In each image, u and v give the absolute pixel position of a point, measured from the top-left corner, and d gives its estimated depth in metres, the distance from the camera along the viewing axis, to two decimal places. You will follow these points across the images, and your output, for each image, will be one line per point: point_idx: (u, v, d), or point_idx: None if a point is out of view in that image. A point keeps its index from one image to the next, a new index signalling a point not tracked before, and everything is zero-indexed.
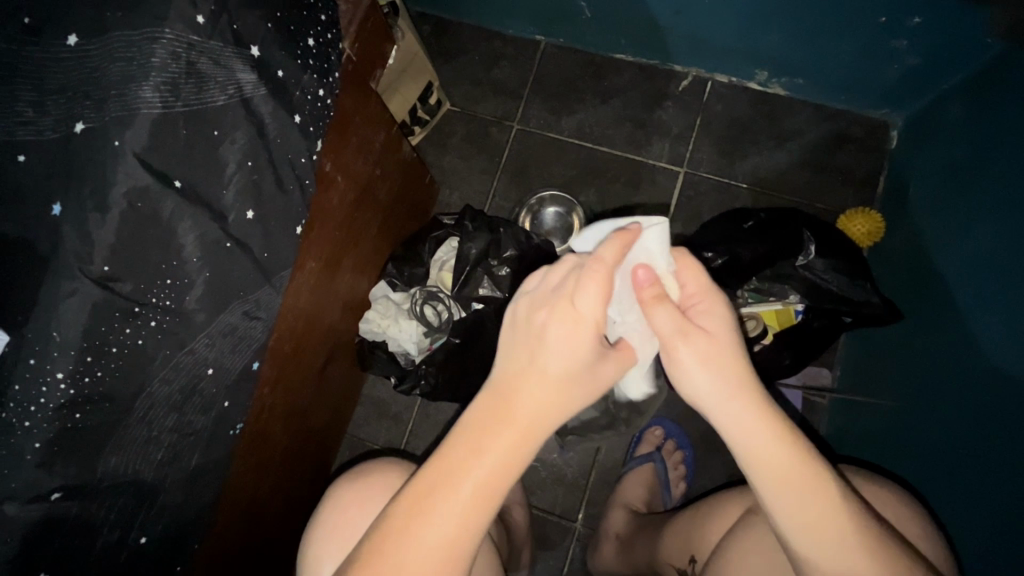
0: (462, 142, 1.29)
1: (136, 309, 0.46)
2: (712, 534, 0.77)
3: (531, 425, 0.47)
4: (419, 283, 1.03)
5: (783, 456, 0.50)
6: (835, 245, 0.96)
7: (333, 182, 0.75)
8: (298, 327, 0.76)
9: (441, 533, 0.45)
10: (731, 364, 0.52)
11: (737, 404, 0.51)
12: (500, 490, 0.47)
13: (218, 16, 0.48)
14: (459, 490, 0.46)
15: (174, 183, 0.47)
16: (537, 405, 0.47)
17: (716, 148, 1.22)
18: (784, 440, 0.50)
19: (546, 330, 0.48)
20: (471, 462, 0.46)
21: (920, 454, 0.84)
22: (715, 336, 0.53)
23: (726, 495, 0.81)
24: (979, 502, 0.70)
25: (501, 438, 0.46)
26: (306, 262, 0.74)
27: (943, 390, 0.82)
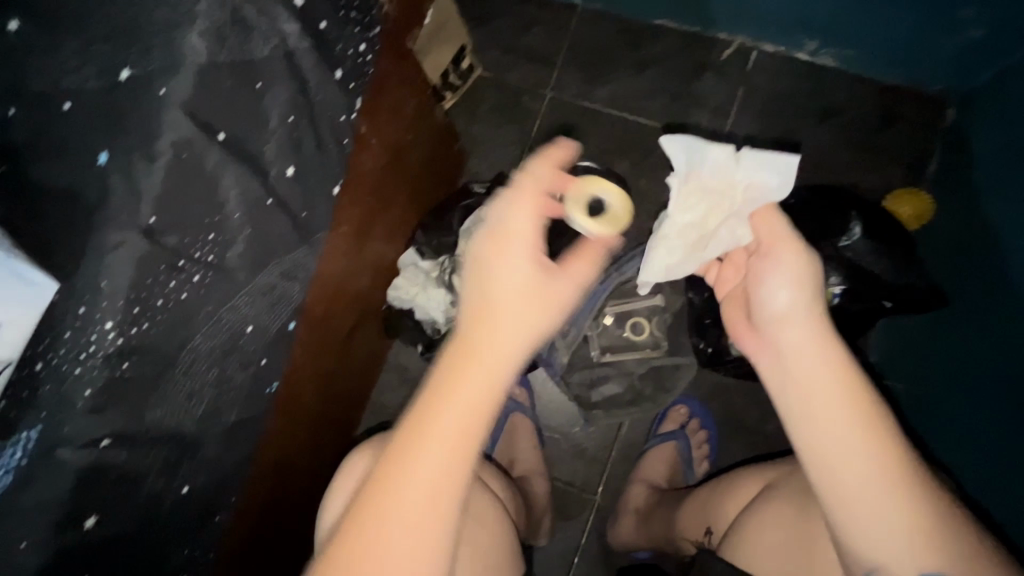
0: (492, 110, 1.25)
1: (181, 263, 0.46)
2: (729, 508, 0.78)
3: (507, 351, 0.51)
4: (446, 253, 1.02)
5: (848, 388, 0.56)
6: (884, 226, 0.94)
7: (367, 144, 0.73)
8: (329, 290, 0.76)
9: (437, 458, 0.48)
10: (813, 299, 0.61)
11: (809, 331, 0.59)
12: (480, 421, 0.50)
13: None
14: (444, 418, 0.49)
15: (219, 135, 0.46)
16: (509, 331, 0.51)
17: (757, 122, 1.17)
18: (849, 379, 0.57)
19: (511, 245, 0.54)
20: (448, 387, 0.49)
21: (964, 446, 0.82)
22: (806, 266, 0.62)
23: (748, 470, 0.81)
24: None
25: (478, 372, 0.50)
26: (339, 226, 0.73)
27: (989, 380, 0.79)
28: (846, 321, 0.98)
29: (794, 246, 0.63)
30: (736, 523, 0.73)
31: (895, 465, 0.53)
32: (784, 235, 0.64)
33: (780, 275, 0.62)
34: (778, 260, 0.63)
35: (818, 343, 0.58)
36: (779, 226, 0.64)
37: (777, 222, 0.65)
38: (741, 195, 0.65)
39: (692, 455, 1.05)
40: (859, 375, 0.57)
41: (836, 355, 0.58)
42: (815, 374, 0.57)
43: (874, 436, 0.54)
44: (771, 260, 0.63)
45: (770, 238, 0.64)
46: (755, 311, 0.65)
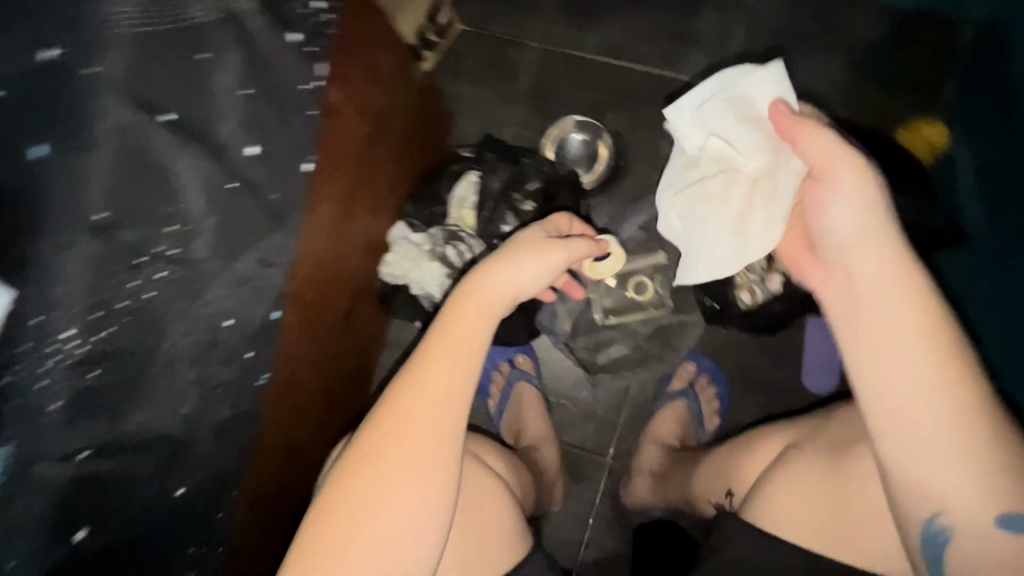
0: (476, 66, 1.18)
1: (141, 259, 0.44)
2: (750, 472, 0.76)
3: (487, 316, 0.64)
4: (438, 224, 0.99)
5: (899, 304, 0.54)
6: (894, 164, 0.89)
7: (342, 114, 0.69)
8: (317, 270, 0.74)
9: (431, 393, 0.59)
10: (886, 219, 0.57)
11: (885, 254, 0.56)
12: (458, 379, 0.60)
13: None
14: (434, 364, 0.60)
15: (162, 115, 0.43)
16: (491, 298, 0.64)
17: (759, 59, 1.09)
18: (911, 294, 0.54)
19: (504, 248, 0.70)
20: (444, 333, 0.62)
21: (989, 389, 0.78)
22: (874, 186, 0.57)
23: (771, 432, 0.79)
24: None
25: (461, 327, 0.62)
26: (320, 205, 0.70)
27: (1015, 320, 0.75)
28: None
29: (858, 166, 0.58)
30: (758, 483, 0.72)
31: (970, 399, 0.51)
32: (857, 156, 0.58)
33: (826, 198, 0.59)
34: (840, 185, 0.58)
35: (905, 274, 0.55)
36: (818, 150, 0.60)
37: (806, 146, 0.61)
38: (756, 112, 0.69)
39: (703, 412, 1.03)
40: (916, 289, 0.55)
41: (910, 272, 0.55)
42: (878, 305, 0.55)
43: (937, 354, 0.52)
44: (838, 186, 0.58)
45: (825, 158, 0.59)
46: (817, 247, 0.62)
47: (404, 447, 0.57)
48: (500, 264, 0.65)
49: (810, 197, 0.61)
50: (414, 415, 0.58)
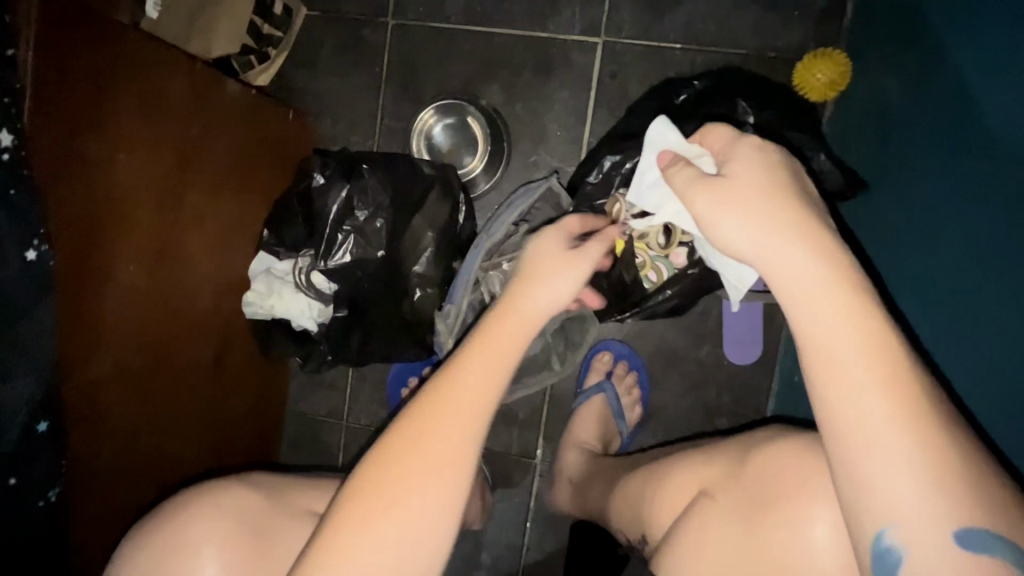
0: (332, 56, 1.04)
1: None
2: (663, 516, 0.68)
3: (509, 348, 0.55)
4: (302, 247, 0.87)
5: (815, 259, 0.45)
6: (783, 110, 0.78)
7: (88, 167, 0.58)
8: (122, 344, 0.66)
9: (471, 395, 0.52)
10: (767, 172, 0.50)
11: (782, 206, 0.47)
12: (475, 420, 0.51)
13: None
14: (476, 365, 0.53)
15: None
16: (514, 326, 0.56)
17: (638, 2, 0.96)
18: (818, 243, 0.45)
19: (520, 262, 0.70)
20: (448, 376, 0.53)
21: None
22: (760, 152, 0.51)
23: (680, 467, 0.69)
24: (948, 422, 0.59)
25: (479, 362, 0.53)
26: (92, 276, 0.61)
27: (909, 283, 0.67)
28: None
29: (748, 141, 0.53)
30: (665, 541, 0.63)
31: (907, 385, 0.41)
32: (732, 136, 0.54)
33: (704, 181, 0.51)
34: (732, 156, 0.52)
35: (811, 254, 0.45)
36: (684, 175, 0.53)
37: (678, 167, 0.54)
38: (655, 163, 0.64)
39: (624, 404, 0.97)
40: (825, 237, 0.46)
41: (811, 219, 0.47)
42: (798, 297, 0.45)
43: (855, 312, 0.43)
44: (729, 162, 0.52)
45: (723, 146, 0.54)
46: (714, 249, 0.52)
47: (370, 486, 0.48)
48: (527, 282, 0.59)
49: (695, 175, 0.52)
50: (457, 422, 0.50)
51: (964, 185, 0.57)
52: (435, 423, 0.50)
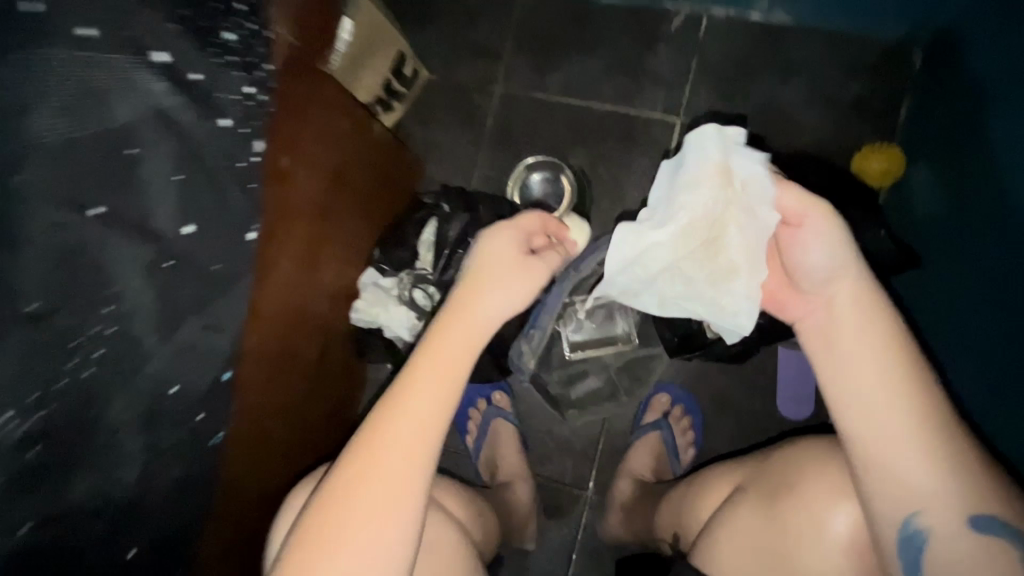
0: (444, 112, 1.22)
1: (73, 345, 0.45)
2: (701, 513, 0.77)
3: (450, 372, 0.58)
4: (407, 267, 1.00)
5: (871, 339, 0.56)
6: (842, 193, 0.89)
7: (291, 177, 0.72)
8: (272, 329, 0.76)
9: (455, 325, 0.60)
10: (854, 260, 0.57)
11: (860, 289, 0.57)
12: (417, 441, 0.55)
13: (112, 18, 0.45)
14: (417, 384, 0.57)
15: (93, 211, 0.44)
16: (452, 355, 0.58)
17: (714, 91, 1.12)
18: (873, 334, 0.56)
19: (489, 246, 0.64)
20: (402, 393, 0.57)
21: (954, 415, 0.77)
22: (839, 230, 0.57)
23: (713, 474, 0.79)
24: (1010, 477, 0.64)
25: (428, 385, 0.57)
26: (271, 265, 0.73)
27: (973, 347, 0.75)
28: None
29: (824, 212, 0.57)
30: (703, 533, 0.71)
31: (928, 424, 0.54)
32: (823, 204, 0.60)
33: (811, 211, 0.57)
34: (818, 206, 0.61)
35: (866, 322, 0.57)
36: (788, 197, 0.58)
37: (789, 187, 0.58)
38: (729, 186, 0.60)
39: (679, 444, 1.03)
40: (876, 317, 0.57)
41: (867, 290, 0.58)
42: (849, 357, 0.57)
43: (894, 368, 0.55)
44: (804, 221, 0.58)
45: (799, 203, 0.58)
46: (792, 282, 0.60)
47: (349, 471, 0.54)
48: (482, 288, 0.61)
49: (793, 209, 0.58)
50: (396, 458, 0.54)
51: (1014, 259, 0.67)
52: (411, 406, 0.56)
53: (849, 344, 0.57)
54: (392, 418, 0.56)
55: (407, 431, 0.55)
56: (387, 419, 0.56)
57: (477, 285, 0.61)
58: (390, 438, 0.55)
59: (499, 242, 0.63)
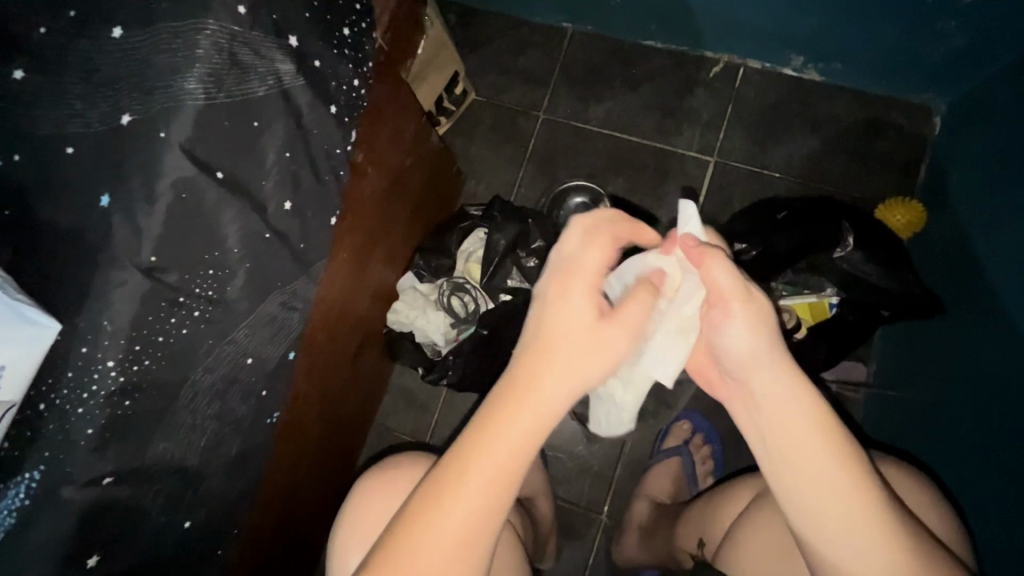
0: (488, 132, 1.27)
1: (181, 299, 0.47)
2: (724, 521, 0.73)
3: (548, 410, 0.48)
4: (445, 274, 1.02)
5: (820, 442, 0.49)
6: (876, 236, 0.93)
7: (365, 172, 0.73)
8: (331, 317, 0.75)
9: (573, 351, 0.48)
10: (773, 343, 0.51)
11: (781, 370, 0.51)
12: (515, 474, 0.48)
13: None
14: (510, 421, 0.47)
15: (217, 174, 0.47)
16: (560, 386, 0.48)
17: (748, 136, 1.18)
18: (827, 433, 0.50)
19: (585, 263, 0.51)
20: (493, 425, 0.47)
21: (960, 456, 0.79)
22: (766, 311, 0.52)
23: (737, 484, 0.75)
24: (1019, 517, 0.66)
25: (519, 422, 0.47)
26: (338, 253, 0.72)
27: (971, 392, 0.79)
28: (846, 330, 0.97)
29: (745, 296, 0.52)
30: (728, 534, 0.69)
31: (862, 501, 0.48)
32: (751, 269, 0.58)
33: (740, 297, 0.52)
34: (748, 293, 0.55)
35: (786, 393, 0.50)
36: (722, 277, 0.52)
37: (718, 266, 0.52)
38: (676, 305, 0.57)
39: (698, 471, 1.04)
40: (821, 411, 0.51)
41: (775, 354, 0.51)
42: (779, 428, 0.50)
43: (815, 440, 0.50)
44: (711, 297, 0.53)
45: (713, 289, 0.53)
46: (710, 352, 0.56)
47: (422, 511, 0.47)
48: (572, 320, 0.49)
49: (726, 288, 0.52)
50: (477, 495, 0.47)
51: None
52: (512, 443, 0.47)
53: (792, 442, 0.50)
54: (488, 455, 0.47)
55: (506, 472, 0.47)
56: (481, 457, 0.47)
57: (569, 285, 0.51)
58: (483, 480, 0.47)
59: (597, 264, 0.51)
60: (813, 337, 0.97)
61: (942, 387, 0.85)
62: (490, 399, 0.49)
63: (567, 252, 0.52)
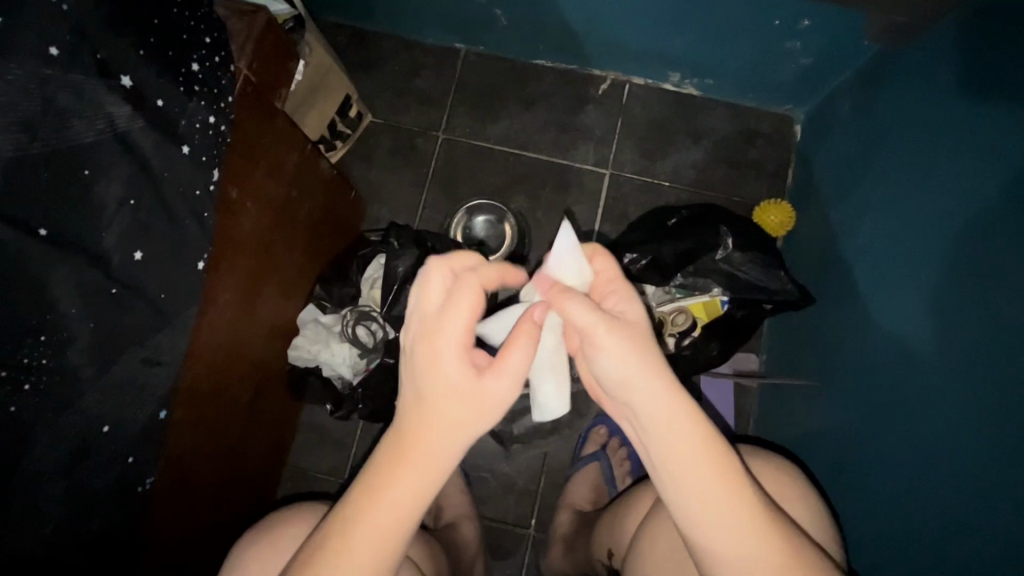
0: (387, 155, 1.25)
1: (4, 373, 0.42)
2: (629, 529, 0.76)
3: (432, 465, 0.48)
4: (349, 304, 0.98)
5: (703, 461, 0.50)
6: (751, 237, 1.00)
7: (242, 208, 0.69)
8: (215, 365, 0.70)
9: (448, 410, 0.48)
10: (658, 366, 0.51)
11: (664, 393, 0.51)
12: (404, 527, 0.49)
13: (87, 29, 0.45)
14: (392, 481, 0.48)
15: (39, 231, 0.43)
16: (439, 445, 0.48)
17: (637, 149, 1.24)
18: (710, 452, 0.51)
19: (448, 322, 0.48)
20: (378, 485, 0.48)
21: (832, 434, 0.88)
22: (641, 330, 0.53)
23: (639, 490, 0.79)
24: (886, 484, 0.74)
25: (401, 481, 0.48)
26: (217, 296, 0.67)
27: (842, 375, 0.87)
28: (736, 325, 1.04)
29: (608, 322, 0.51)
30: (632, 544, 0.71)
31: (745, 506, 0.50)
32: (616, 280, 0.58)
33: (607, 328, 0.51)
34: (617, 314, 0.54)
35: (672, 409, 0.50)
36: (577, 309, 0.52)
37: (573, 301, 0.53)
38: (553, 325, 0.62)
39: (616, 474, 1.07)
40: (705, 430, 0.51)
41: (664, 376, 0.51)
42: (667, 444, 0.51)
43: (700, 451, 0.51)
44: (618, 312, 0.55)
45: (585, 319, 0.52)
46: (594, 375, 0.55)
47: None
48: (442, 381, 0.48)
49: (586, 324, 0.52)
50: (366, 555, 0.47)
51: (902, 288, 0.77)
52: (394, 504, 0.48)
53: (678, 455, 0.51)
54: (372, 518, 0.47)
55: (393, 531, 0.48)
56: (365, 520, 0.47)
57: (436, 343, 0.48)
58: (370, 539, 0.47)
59: (463, 327, 0.48)
60: (707, 334, 1.04)
61: (820, 372, 0.94)
62: (375, 458, 0.49)
63: (420, 314, 0.50)
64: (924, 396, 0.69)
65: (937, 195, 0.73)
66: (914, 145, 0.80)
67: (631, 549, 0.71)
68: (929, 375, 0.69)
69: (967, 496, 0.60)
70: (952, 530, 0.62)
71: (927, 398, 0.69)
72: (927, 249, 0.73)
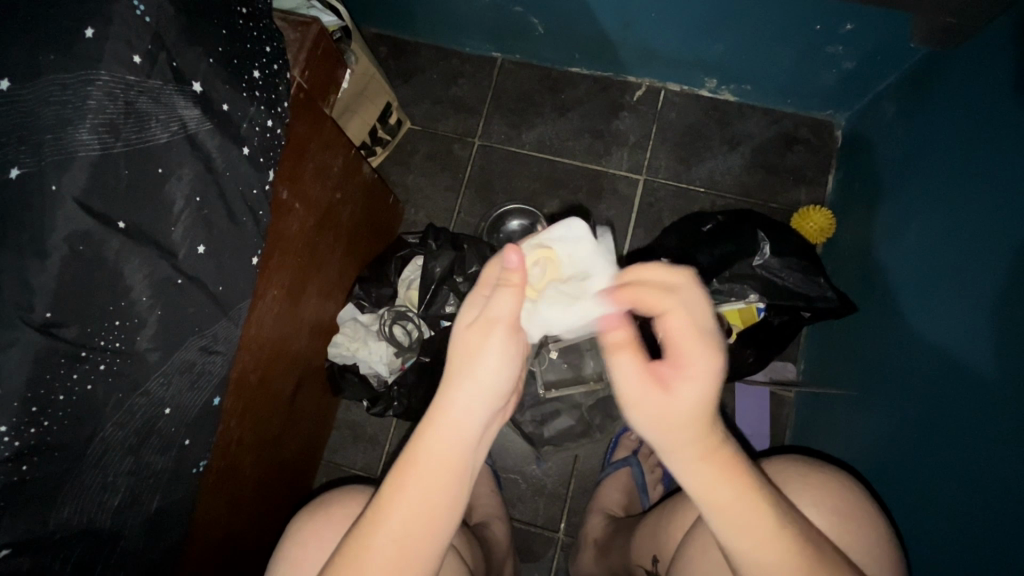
0: (424, 160, 1.29)
1: (83, 353, 0.46)
2: (673, 536, 0.76)
3: (455, 415, 0.50)
4: (386, 304, 1.02)
5: (731, 487, 0.48)
6: (790, 243, 0.99)
7: (291, 209, 0.73)
8: (263, 356, 0.73)
9: (467, 384, 0.50)
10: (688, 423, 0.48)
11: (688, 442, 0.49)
12: (433, 485, 0.49)
13: (161, 41, 0.49)
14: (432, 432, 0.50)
15: (118, 224, 0.47)
16: (460, 397, 0.50)
17: (672, 154, 1.24)
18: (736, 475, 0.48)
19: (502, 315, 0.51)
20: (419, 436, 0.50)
21: (869, 446, 0.85)
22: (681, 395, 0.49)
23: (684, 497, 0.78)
24: (926, 495, 0.72)
25: (435, 436, 0.49)
26: (266, 291, 0.71)
27: (881, 383, 0.85)
28: (772, 333, 1.01)
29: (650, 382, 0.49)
30: (679, 549, 0.71)
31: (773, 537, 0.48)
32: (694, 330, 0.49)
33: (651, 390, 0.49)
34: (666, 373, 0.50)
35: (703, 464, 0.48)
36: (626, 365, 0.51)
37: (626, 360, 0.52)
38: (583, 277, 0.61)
39: (647, 480, 1.06)
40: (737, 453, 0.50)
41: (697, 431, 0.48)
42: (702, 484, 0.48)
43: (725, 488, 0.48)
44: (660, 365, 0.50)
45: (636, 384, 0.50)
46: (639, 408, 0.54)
47: (367, 524, 0.48)
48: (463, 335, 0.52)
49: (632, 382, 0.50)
50: (409, 506, 0.48)
51: (947, 290, 0.75)
52: (418, 483, 0.49)
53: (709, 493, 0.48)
54: (414, 474, 0.49)
55: (425, 496, 0.49)
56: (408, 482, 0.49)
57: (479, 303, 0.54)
58: (411, 488, 0.48)
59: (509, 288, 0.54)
60: (742, 341, 1.01)
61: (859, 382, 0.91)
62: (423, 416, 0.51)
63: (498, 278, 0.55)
64: (967, 415, 0.66)
65: (985, 204, 0.71)
66: (961, 147, 0.78)
67: (678, 556, 0.71)
68: (979, 388, 0.66)
69: (1008, 509, 0.59)
70: (999, 546, 0.59)
71: (974, 412, 0.66)
72: (976, 259, 0.71)
